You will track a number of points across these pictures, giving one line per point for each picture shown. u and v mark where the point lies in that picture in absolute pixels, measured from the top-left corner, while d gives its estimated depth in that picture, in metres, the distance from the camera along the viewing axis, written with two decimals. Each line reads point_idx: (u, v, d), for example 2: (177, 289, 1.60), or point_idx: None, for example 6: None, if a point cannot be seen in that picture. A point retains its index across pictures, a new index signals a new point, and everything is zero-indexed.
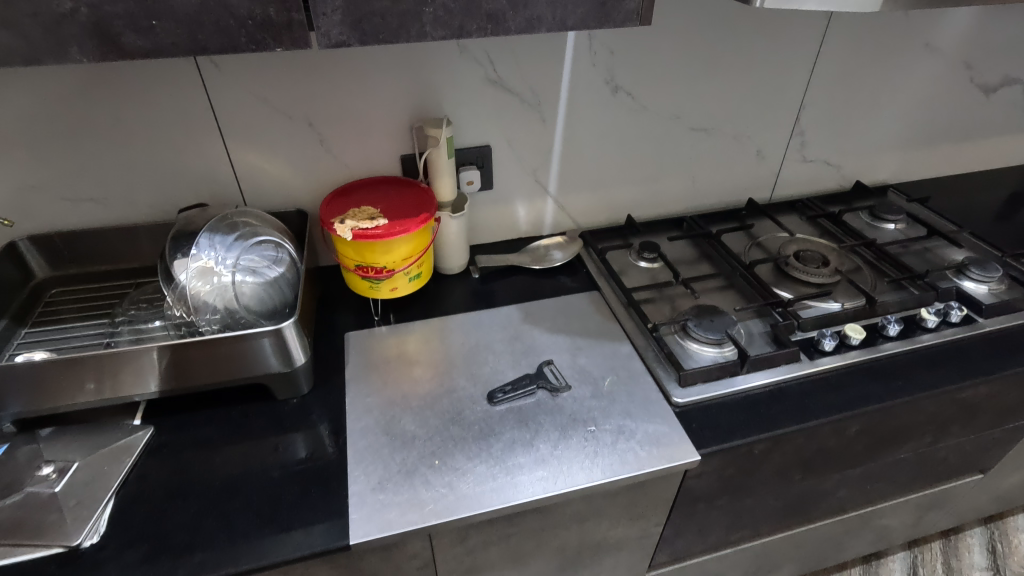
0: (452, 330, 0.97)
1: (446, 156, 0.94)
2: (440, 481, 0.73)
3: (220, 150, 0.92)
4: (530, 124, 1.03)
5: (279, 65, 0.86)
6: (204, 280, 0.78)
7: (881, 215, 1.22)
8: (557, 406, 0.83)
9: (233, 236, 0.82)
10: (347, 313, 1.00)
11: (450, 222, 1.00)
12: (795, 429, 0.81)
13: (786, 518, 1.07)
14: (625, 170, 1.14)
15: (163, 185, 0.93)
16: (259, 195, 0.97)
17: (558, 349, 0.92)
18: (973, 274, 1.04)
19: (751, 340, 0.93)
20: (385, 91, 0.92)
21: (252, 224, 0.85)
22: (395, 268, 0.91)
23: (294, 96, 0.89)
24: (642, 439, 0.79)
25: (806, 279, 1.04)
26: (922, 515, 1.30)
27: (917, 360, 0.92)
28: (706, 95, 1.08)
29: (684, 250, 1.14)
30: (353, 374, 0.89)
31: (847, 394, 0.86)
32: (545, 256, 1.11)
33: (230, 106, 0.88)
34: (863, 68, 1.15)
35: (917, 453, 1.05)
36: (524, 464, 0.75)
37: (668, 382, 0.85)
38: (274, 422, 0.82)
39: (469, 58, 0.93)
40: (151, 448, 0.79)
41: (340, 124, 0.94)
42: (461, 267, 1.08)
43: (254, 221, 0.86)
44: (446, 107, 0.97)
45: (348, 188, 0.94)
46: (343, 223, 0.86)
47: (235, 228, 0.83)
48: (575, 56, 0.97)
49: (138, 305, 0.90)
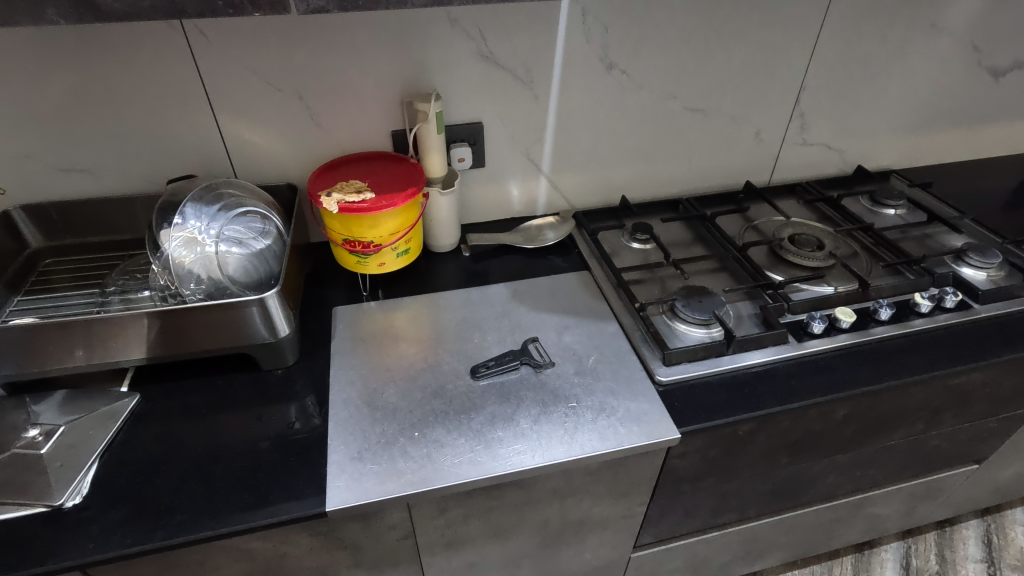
0: (441, 306, 0.97)
1: (435, 131, 0.93)
2: (419, 453, 0.74)
3: (212, 122, 0.92)
4: (522, 101, 1.02)
5: (268, 35, 0.85)
6: (189, 249, 0.78)
7: (882, 200, 1.20)
8: (540, 382, 0.82)
9: (217, 207, 0.83)
10: (338, 288, 1.00)
11: (440, 198, 1.00)
12: (778, 411, 0.80)
13: (774, 502, 1.07)
14: (620, 150, 1.13)
15: (154, 157, 0.93)
16: (250, 169, 0.98)
17: (544, 326, 0.92)
18: (972, 260, 1.02)
19: (739, 322, 0.92)
20: (375, 64, 0.92)
21: (238, 195, 0.86)
22: (382, 242, 0.91)
23: (283, 69, 0.89)
24: (624, 415, 0.78)
25: (800, 262, 1.03)
26: (915, 505, 1.29)
27: (908, 345, 0.90)
28: (703, 74, 1.07)
29: (678, 232, 1.13)
30: (338, 347, 0.89)
31: (834, 376, 0.85)
32: (537, 236, 1.11)
33: (220, 77, 0.88)
34: (865, 49, 1.12)
35: (909, 440, 1.04)
36: (503, 438, 0.75)
37: (652, 360, 0.85)
38: (259, 392, 0.83)
39: (460, 32, 0.92)
40: (137, 414, 0.80)
41: (331, 98, 0.93)
42: (452, 245, 1.08)
43: (240, 193, 0.86)
44: (437, 83, 0.96)
45: (338, 163, 0.94)
46: (329, 196, 0.86)
47: (220, 199, 0.84)
48: (568, 32, 0.96)
49: (129, 276, 0.91)
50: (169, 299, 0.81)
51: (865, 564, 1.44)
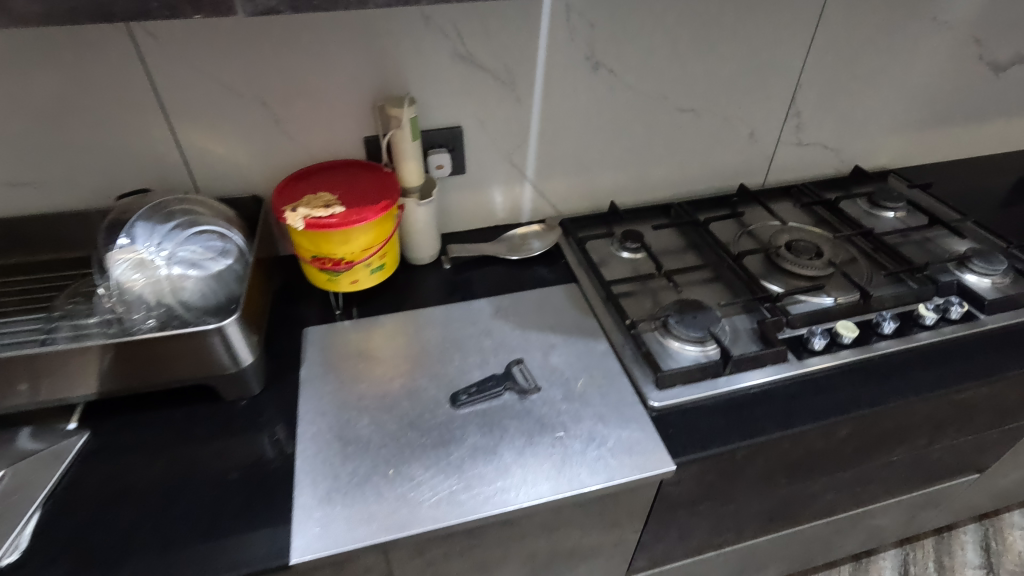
0: (420, 324, 0.91)
1: (410, 138, 0.87)
2: (394, 493, 0.68)
3: (167, 131, 0.85)
4: (504, 103, 0.95)
5: (225, 37, 0.78)
6: (139, 271, 0.73)
7: (880, 202, 1.15)
8: (524, 409, 0.77)
9: (170, 226, 0.77)
10: (309, 306, 0.94)
11: (417, 209, 0.94)
12: (779, 436, 0.75)
13: (772, 521, 1.02)
14: (608, 154, 1.07)
15: (105, 168, 0.86)
16: (211, 180, 0.91)
17: (529, 346, 0.86)
18: (975, 266, 0.98)
19: (736, 339, 0.87)
20: (344, 67, 0.85)
21: (193, 211, 0.80)
22: (355, 259, 0.85)
23: (244, 72, 0.82)
24: (615, 446, 0.73)
25: (797, 271, 0.98)
26: (915, 514, 1.25)
27: (913, 360, 0.85)
28: (695, 73, 1.01)
29: (670, 239, 1.08)
30: (308, 372, 0.83)
31: (837, 396, 0.80)
32: (522, 246, 1.05)
33: (175, 82, 0.81)
34: (864, 44, 1.07)
35: (912, 454, 0.99)
36: (485, 474, 0.70)
37: (644, 383, 0.79)
38: (220, 425, 0.77)
39: (435, 31, 0.85)
40: (85, 454, 0.73)
41: (297, 104, 0.87)
42: (431, 257, 1.02)
43: (196, 209, 0.80)
44: (411, 85, 0.89)
45: (305, 172, 0.87)
46: (294, 211, 0.79)
47: (173, 217, 0.78)
48: (551, 30, 0.90)
49: (75, 300, 0.84)
50: (116, 330, 0.74)
51: (863, 572, 1.41)
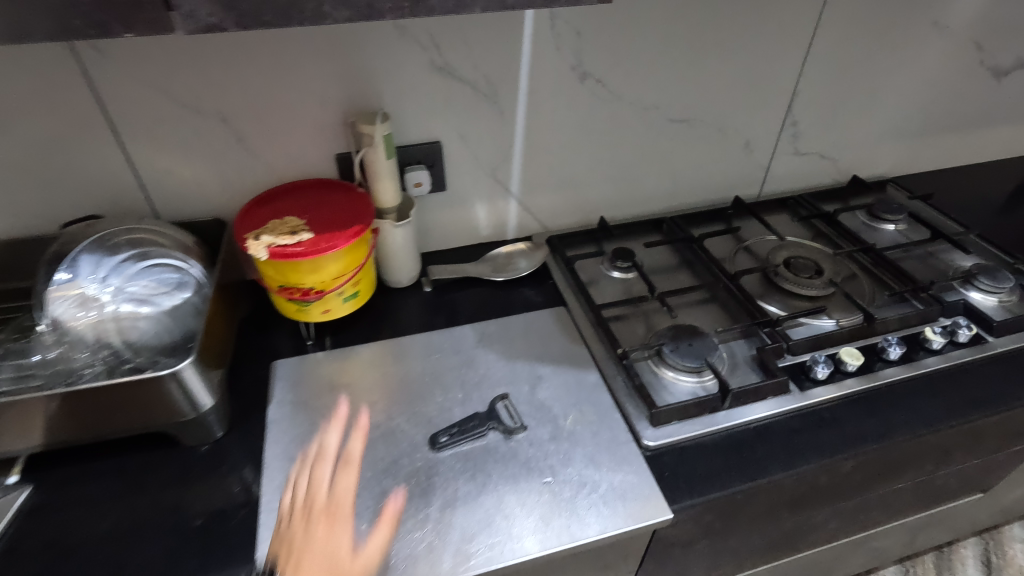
0: (398, 355, 0.85)
1: (385, 156, 0.81)
2: (367, 552, 0.62)
3: (118, 151, 0.78)
4: (485, 116, 0.89)
5: (179, 50, 0.72)
6: (83, 310, 0.69)
7: (880, 214, 1.11)
8: (510, 451, 0.71)
9: (118, 260, 0.72)
10: (279, 336, 0.88)
11: (393, 231, 0.88)
12: (783, 477, 0.70)
13: (773, 552, 0.98)
14: (597, 168, 1.01)
15: (52, 192, 0.79)
16: (170, 202, 0.84)
17: (515, 379, 0.81)
18: (981, 284, 0.94)
19: (734, 368, 0.82)
20: (311, 81, 0.79)
21: (143, 240, 0.74)
22: (326, 288, 0.79)
23: (200, 87, 0.75)
24: (607, 493, 0.68)
25: (797, 290, 0.93)
26: (917, 534, 1.21)
27: (921, 388, 0.81)
28: (687, 83, 0.96)
29: (662, 257, 1.02)
30: (276, 413, 0.76)
31: (843, 430, 0.75)
32: (507, 266, 0.99)
33: (125, 98, 0.74)
34: (863, 51, 1.02)
35: (917, 481, 0.95)
36: (467, 527, 0.64)
37: (638, 419, 0.74)
38: (178, 474, 0.70)
39: (410, 41, 0.79)
40: (26, 511, 0.66)
41: (261, 121, 0.80)
42: (411, 279, 0.96)
43: (146, 238, 0.74)
44: (385, 98, 0.83)
45: (272, 194, 0.81)
46: (258, 238, 0.73)
47: (119, 248, 0.73)
48: (535, 39, 0.84)
49: (19, 333, 0.74)
50: (54, 380, 0.64)
51: None
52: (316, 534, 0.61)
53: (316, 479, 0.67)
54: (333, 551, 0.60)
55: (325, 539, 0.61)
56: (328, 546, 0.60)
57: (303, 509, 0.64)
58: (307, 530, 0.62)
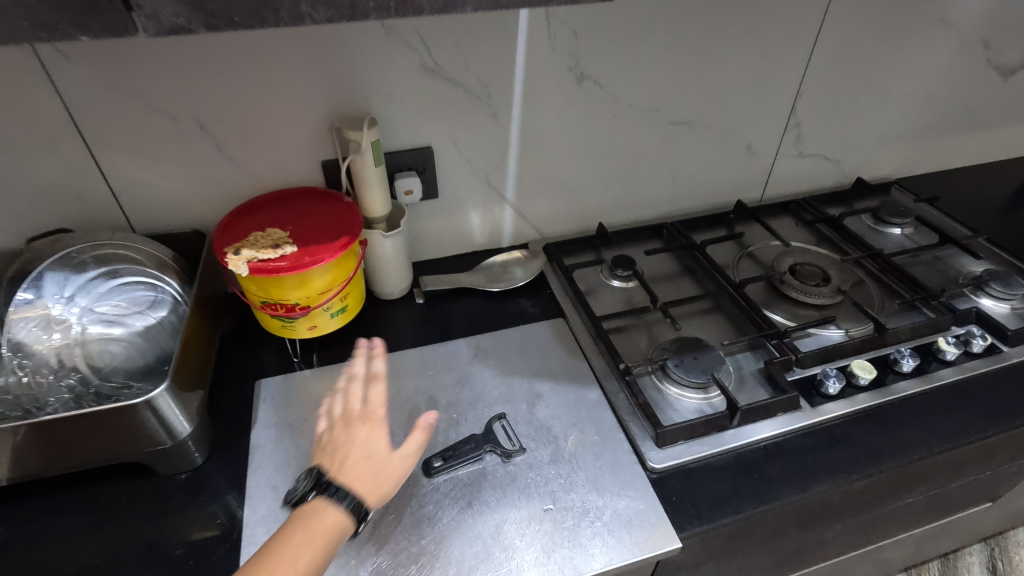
0: (389, 372, 0.81)
1: (373, 164, 0.77)
2: None
3: (89, 161, 0.73)
4: (479, 121, 0.85)
5: (150, 52, 0.67)
6: (47, 332, 0.64)
7: (886, 217, 1.08)
8: (508, 476, 0.68)
9: (83, 276, 0.67)
10: (263, 353, 0.83)
11: (383, 241, 0.83)
12: (796, 501, 0.67)
13: (781, 569, 0.94)
14: (595, 172, 0.98)
15: (18, 204, 0.74)
16: (146, 213, 0.79)
17: (513, 396, 0.77)
18: (993, 290, 0.91)
19: (741, 383, 0.78)
20: (294, 84, 0.74)
21: (111, 255, 0.69)
22: (311, 304, 0.74)
23: (175, 91, 0.71)
24: (611, 520, 0.64)
25: (804, 299, 0.90)
26: (924, 544, 1.18)
27: (936, 402, 0.77)
28: (688, 84, 0.92)
29: (663, 264, 0.99)
30: (259, 437, 0.72)
31: (856, 449, 0.72)
32: (502, 275, 0.95)
33: (94, 104, 0.69)
34: (868, 50, 0.99)
35: (929, 494, 0.92)
36: (464, 561, 0.60)
37: (643, 440, 0.70)
38: (154, 505, 0.66)
39: (398, 42, 0.75)
40: None
41: (241, 128, 0.76)
42: (402, 291, 0.92)
43: (114, 253, 0.69)
44: (372, 102, 0.79)
45: (254, 205, 0.77)
46: (237, 253, 0.68)
47: (84, 264, 0.68)
48: (530, 39, 0.80)
49: None
50: (17, 409, 0.60)
51: None
52: (356, 437, 0.64)
53: (353, 395, 0.70)
54: (374, 448, 0.63)
55: (365, 440, 0.63)
56: (369, 444, 0.63)
57: (344, 418, 0.66)
58: (348, 434, 0.64)
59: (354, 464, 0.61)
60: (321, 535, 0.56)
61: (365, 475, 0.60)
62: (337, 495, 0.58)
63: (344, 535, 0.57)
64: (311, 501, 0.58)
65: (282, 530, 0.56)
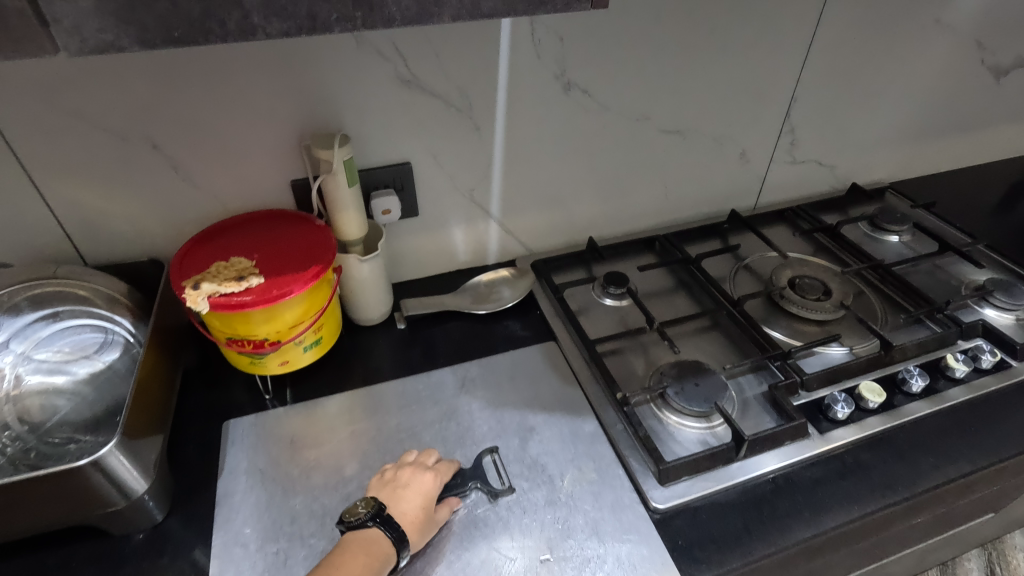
0: (371, 407, 0.75)
1: (346, 184, 0.71)
2: None
3: (29, 188, 0.67)
4: (460, 134, 0.80)
5: (92, 68, 0.60)
6: None
7: (883, 225, 1.04)
8: (500, 523, 0.62)
9: (15, 321, 0.63)
10: (231, 390, 0.77)
11: (359, 266, 0.78)
12: (810, 539, 0.62)
13: None
14: (583, 185, 0.93)
15: None
16: (100, 242, 0.73)
17: (503, 431, 0.72)
18: (997, 300, 0.88)
19: (745, 409, 0.74)
20: (257, 100, 0.68)
21: (54, 297, 0.65)
22: (283, 338, 0.68)
23: (123, 109, 0.64)
24: (614, 570, 0.59)
25: (805, 315, 0.86)
26: (927, 555, 1.16)
27: (947, 424, 0.74)
28: (681, 90, 0.87)
29: (657, 280, 0.94)
30: (228, 487, 0.66)
31: (869, 479, 0.68)
32: (489, 296, 0.90)
33: (30, 126, 0.62)
34: (863, 51, 0.95)
35: (938, 514, 0.88)
36: None
37: (644, 477, 0.66)
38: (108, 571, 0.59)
39: (371, 51, 0.69)
40: None
41: (199, 148, 0.69)
42: (383, 315, 0.86)
43: (57, 295, 0.65)
44: (345, 116, 0.73)
45: (215, 231, 0.70)
46: (197, 287, 0.62)
47: (17, 308, 0.63)
48: (512, 47, 0.74)
49: None
50: None
51: None
52: (419, 477, 0.62)
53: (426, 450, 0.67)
54: (435, 492, 0.61)
55: (428, 483, 0.62)
56: (430, 487, 0.61)
57: (410, 458, 0.65)
58: (412, 473, 0.62)
59: (414, 504, 0.59)
60: (378, 562, 0.55)
61: (419, 519, 0.59)
62: (396, 527, 0.57)
63: (393, 565, 0.56)
64: (371, 529, 0.57)
65: (339, 553, 0.55)
